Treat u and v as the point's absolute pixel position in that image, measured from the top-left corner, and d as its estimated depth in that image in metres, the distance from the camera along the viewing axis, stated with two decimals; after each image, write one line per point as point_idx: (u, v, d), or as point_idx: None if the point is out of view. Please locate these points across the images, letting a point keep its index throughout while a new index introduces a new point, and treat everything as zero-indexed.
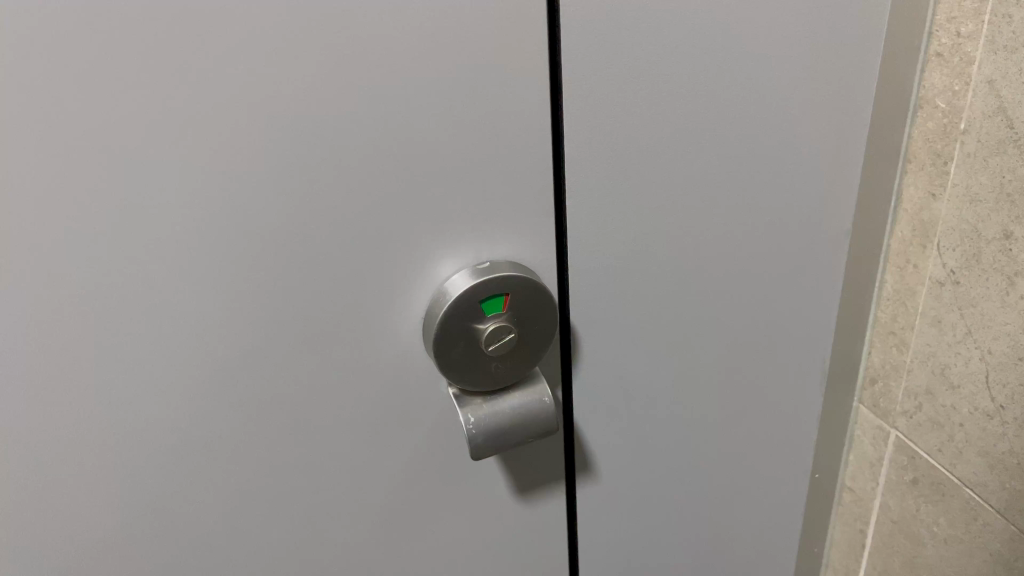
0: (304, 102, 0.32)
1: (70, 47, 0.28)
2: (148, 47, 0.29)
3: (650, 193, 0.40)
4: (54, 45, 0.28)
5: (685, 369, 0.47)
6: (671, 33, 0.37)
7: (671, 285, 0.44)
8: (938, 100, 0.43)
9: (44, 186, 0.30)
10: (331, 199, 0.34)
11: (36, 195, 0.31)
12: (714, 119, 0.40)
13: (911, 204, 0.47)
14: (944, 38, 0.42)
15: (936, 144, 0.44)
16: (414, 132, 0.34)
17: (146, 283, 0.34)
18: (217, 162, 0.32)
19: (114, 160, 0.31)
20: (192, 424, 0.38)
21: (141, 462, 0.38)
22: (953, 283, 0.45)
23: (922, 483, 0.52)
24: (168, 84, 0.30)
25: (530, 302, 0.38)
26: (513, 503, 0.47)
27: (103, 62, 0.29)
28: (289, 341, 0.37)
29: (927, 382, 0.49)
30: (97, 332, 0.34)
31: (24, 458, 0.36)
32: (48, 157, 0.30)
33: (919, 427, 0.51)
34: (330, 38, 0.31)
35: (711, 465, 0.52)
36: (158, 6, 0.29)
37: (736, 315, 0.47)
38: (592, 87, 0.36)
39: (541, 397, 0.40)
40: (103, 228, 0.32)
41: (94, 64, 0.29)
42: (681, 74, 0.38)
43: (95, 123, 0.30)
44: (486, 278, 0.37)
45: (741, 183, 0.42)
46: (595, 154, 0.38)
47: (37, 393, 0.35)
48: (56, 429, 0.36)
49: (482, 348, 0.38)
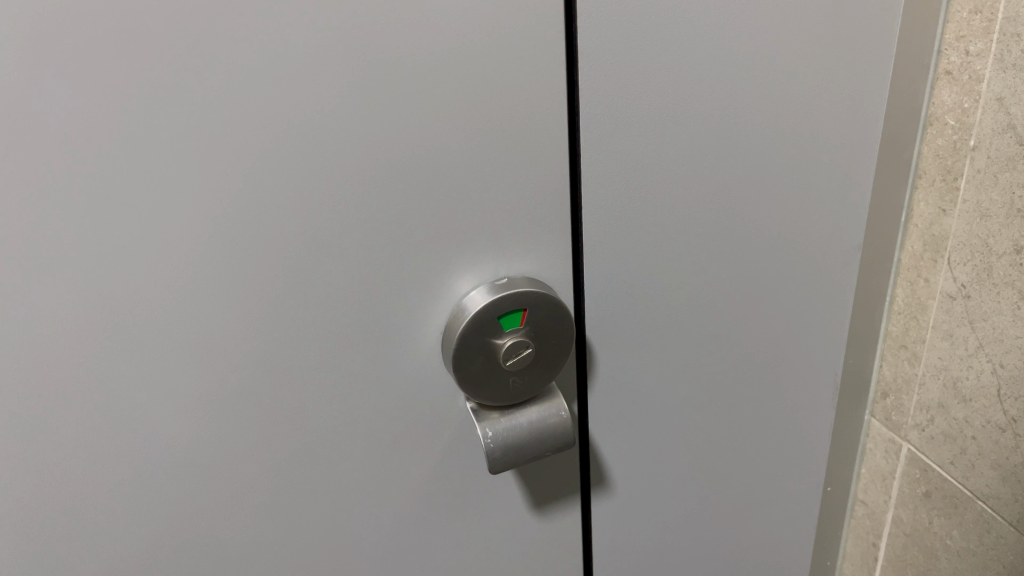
0: (328, 123, 0.33)
1: (78, 54, 0.29)
2: (159, 58, 0.30)
3: (667, 206, 0.41)
4: (62, 52, 0.29)
5: (699, 382, 0.48)
6: (687, 47, 0.37)
7: (683, 300, 0.44)
8: (948, 116, 0.44)
9: (52, 194, 0.31)
10: (352, 214, 0.35)
11: (44, 204, 0.31)
12: (727, 132, 0.40)
13: (921, 219, 0.47)
14: (953, 56, 0.43)
15: (946, 161, 0.45)
16: (432, 152, 0.35)
17: (159, 293, 0.34)
18: (234, 176, 0.33)
19: (139, 173, 0.31)
20: (212, 435, 0.38)
21: (162, 474, 0.38)
22: (964, 297, 0.46)
23: (935, 496, 0.52)
24: (182, 95, 0.30)
25: (546, 317, 0.38)
26: (528, 517, 0.48)
27: (120, 74, 0.29)
28: (311, 355, 0.38)
29: (939, 395, 0.50)
30: (106, 341, 0.34)
31: (35, 467, 0.36)
32: (60, 166, 0.30)
33: (932, 441, 0.51)
34: (354, 60, 0.32)
35: (725, 478, 0.52)
36: (184, 24, 0.29)
37: (750, 328, 0.47)
38: (608, 104, 0.37)
39: (558, 411, 0.41)
40: (126, 240, 0.32)
41: (102, 72, 0.29)
42: (693, 92, 0.39)
43: (106, 134, 0.30)
44: (504, 294, 0.37)
45: (753, 197, 0.43)
46: (611, 173, 0.39)
47: (47, 401, 0.35)
48: (66, 439, 0.36)
49: (500, 363, 0.38)
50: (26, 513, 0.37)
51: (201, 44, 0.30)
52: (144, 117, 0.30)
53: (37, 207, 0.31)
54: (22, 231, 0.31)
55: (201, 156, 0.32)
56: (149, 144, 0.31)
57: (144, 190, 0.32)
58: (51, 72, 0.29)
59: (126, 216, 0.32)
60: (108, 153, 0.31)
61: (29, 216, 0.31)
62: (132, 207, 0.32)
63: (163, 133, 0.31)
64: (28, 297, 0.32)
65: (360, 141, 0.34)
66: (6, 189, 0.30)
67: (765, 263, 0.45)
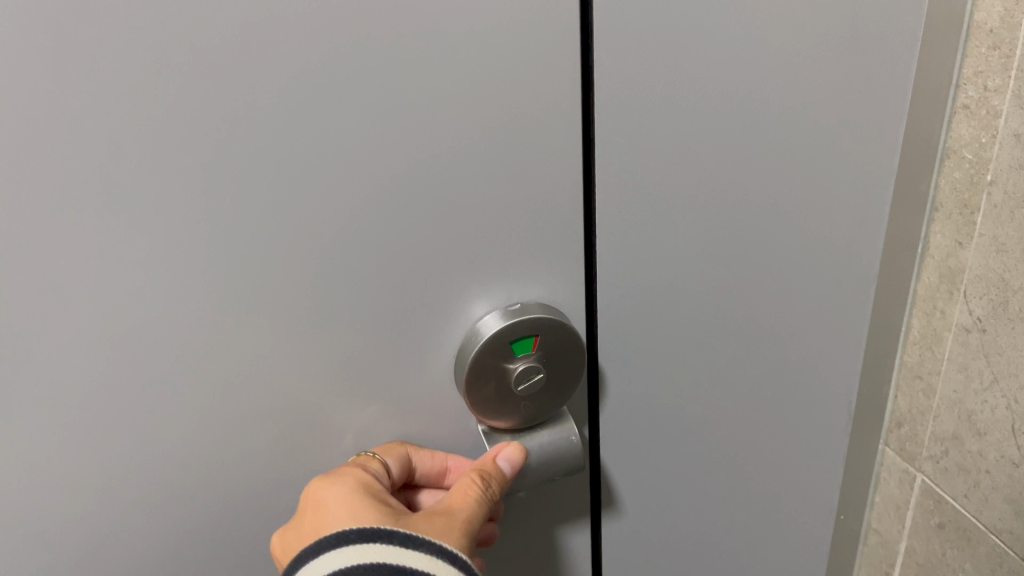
0: (346, 155, 0.34)
1: (96, 86, 0.30)
2: (178, 89, 0.30)
3: (677, 235, 0.41)
4: (90, 87, 0.30)
5: (711, 409, 0.48)
6: (700, 81, 0.38)
7: (695, 329, 0.45)
8: (965, 150, 0.44)
9: (65, 217, 0.32)
10: (367, 241, 0.36)
11: (62, 230, 0.32)
12: (741, 164, 0.41)
13: (938, 251, 0.47)
14: (971, 91, 0.43)
15: (962, 194, 0.45)
16: (446, 182, 0.36)
17: (176, 316, 0.35)
18: (249, 204, 0.33)
19: (163, 201, 0.32)
20: (229, 453, 0.39)
21: (180, 492, 0.39)
22: (979, 330, 0.45)
23: (948, 528, 0.52)
24: (197, 125, 0.31)
25: (558, 343, 0.39)
26: (538, 539, 0.48)
27: (143, 108, 0.30)
28: (327, 378, 0.39)
29: (954, 427, 0.49)
30: (121, 362, 0.35)
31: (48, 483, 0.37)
32: (85, 195, 0.31)
33: (946, 472, 0.51)
34: (371, 95, 0.33)
35: (737, 505, 0.52)
36: (206, 60, 0.30)
37: (763, 356, 0.47)
38: (622, 138, 0.38)
39: (568, 436, 0.42)
40: (150, 266, 0.33)
41: (118, 103, 0.30)
42: (706, 124, 0.39)
43: (131, 165, 0.31)
44: (516, 320, 0.38)
45: (768, 229, 0.43)
46: (626, 204, 0.39)
47: (60, 419, 0.36)
48: (76, 456, 0.37)
49: (512, 386, 0.39)
50: (36, 531, 0.38)
51: (217, 77, 0.31)
52: (159, 146, 0.31)
53: (63, 234, 0.32)
54: (37, 255, 0.32)
55: (216, 183, 0.33)
56: (171, 176, 0.32)
57: (157, 215, 0.33)
58: (78, 106, 0.30)
59: (138, 240, 0.33)
60: (133, 183, 0.32)
61: (57, 244, 0.32)
62: (151, 233, 0.33)
63: (185, 164, 0.32)
64: (45, 319, 0.33)
65: (376, 172, 0.34)
66: (35, 218, 0.31)
67: (777, 293, 0.45)
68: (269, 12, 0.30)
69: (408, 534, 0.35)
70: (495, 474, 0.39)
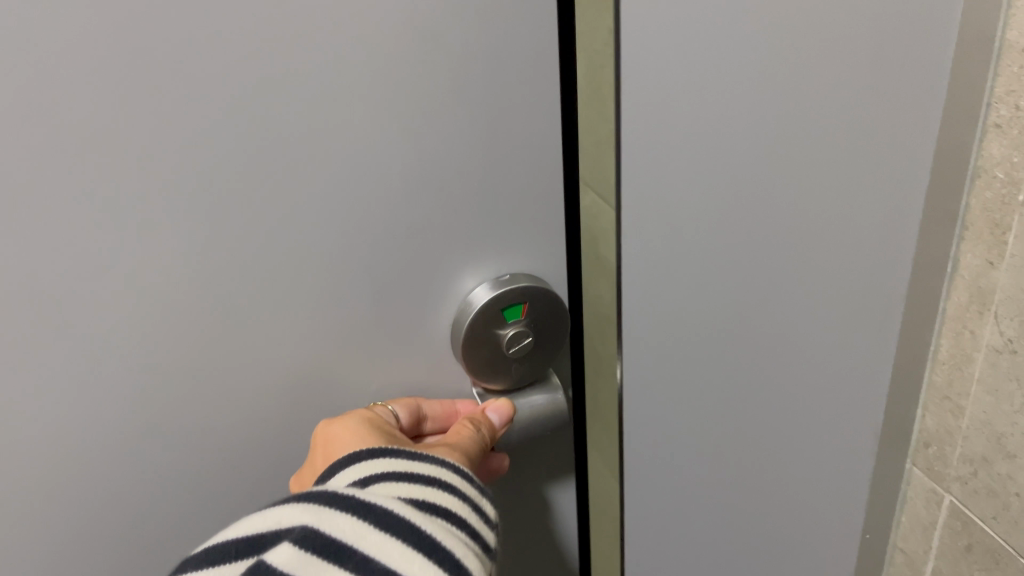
0: None
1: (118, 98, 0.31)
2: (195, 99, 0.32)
3: (700, 255, 0.41)
4: (112, 100, 0.31)
5: (732, 424, 0.48)
6: (723, 102, 0.38)
7: (716, 347, 0.44)
8: (997, 170, 0.43)
9: (92, 224, 0.33)
10: None
11: (88, 235, 0.34)
12: (763, 183, 0.40)
13: (969, 272, 0.47)
14: (1003, 110, 0.42)
15: (994, 215, 0.44)
16: (444, 173, 0.38)
17: (194, 310, 0.37)
18: (261, 197, 0.36)
19: (182, 205, 0.34)
20: (244, 436, 0.42)
21: (197, 473, 0.42)
22: (1010, 352, 0.45)
23: (976, 550, 0.51)
24: (213, 132, 0.33)
25: (545, 309, 0.42)
26: None
27: (163, 118, 0.32)
28: None
29: (983, 449, 0.48)
30: (144, 358, 0.37)
31: (74, 475, 0.39)
32: (110, 201, 0.33)
33: (974, 494, 0.50)
34: None
35: (757, 518, 0.52)
36: (220, 70, 0.32)
37: (784, 373, 0.47)
38: (647, 161, 0.37)
39: (555, 398, 0.45)
40: (171, 265, 0.36)
41: (139, 114, 0.32)
42: (728, 143, 0.39)
43: (152, 171, 0.33)
44: (506, 289, 0.41)
45: (789, 247, 0.43)
46: (650, 224, 0.39)
47: (84, 414, 0.37)
48: (100, 448, 0.39)
49: (504, 350, 0.42)
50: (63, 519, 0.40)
51: (232, 86, 0.33)
52: (176, 152, 0.33)
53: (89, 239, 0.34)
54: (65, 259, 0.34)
55: (230, 182, 0.35)
56: (189, 178, 0.34)
57: (178, 218, 0.35)
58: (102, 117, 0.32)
59: (160, 243, 0.35)
60: (154, 188, 0.34)
61: (84, 248, 0.34)
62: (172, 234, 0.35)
63: (202, 168, 0.34)
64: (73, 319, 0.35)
65: None
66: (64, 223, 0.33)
67: (799, 311, 0.45)
68: (279, 21, 0.32)
69: (414, 451, 0.37)
70: (483, 422, 0.42)
